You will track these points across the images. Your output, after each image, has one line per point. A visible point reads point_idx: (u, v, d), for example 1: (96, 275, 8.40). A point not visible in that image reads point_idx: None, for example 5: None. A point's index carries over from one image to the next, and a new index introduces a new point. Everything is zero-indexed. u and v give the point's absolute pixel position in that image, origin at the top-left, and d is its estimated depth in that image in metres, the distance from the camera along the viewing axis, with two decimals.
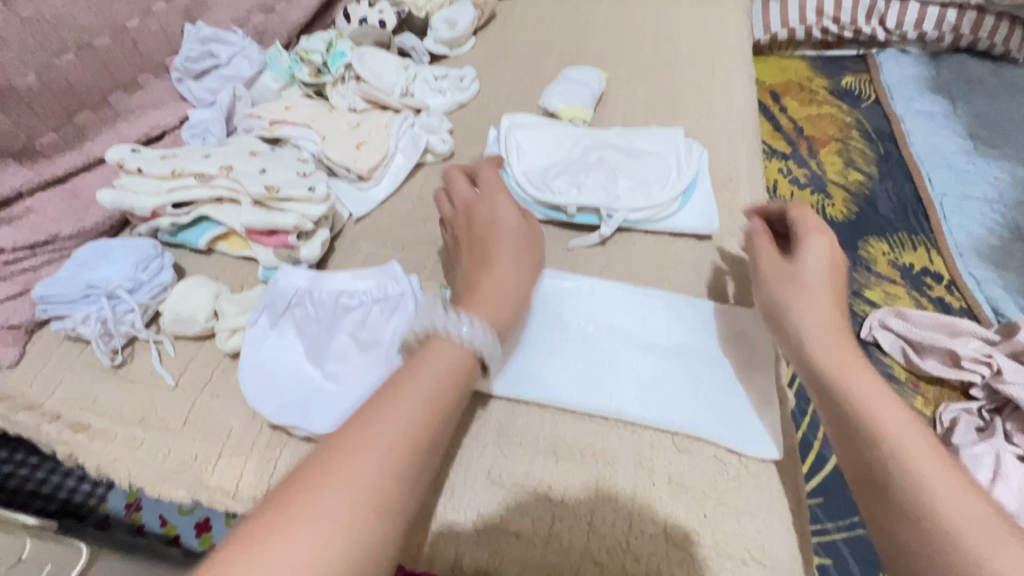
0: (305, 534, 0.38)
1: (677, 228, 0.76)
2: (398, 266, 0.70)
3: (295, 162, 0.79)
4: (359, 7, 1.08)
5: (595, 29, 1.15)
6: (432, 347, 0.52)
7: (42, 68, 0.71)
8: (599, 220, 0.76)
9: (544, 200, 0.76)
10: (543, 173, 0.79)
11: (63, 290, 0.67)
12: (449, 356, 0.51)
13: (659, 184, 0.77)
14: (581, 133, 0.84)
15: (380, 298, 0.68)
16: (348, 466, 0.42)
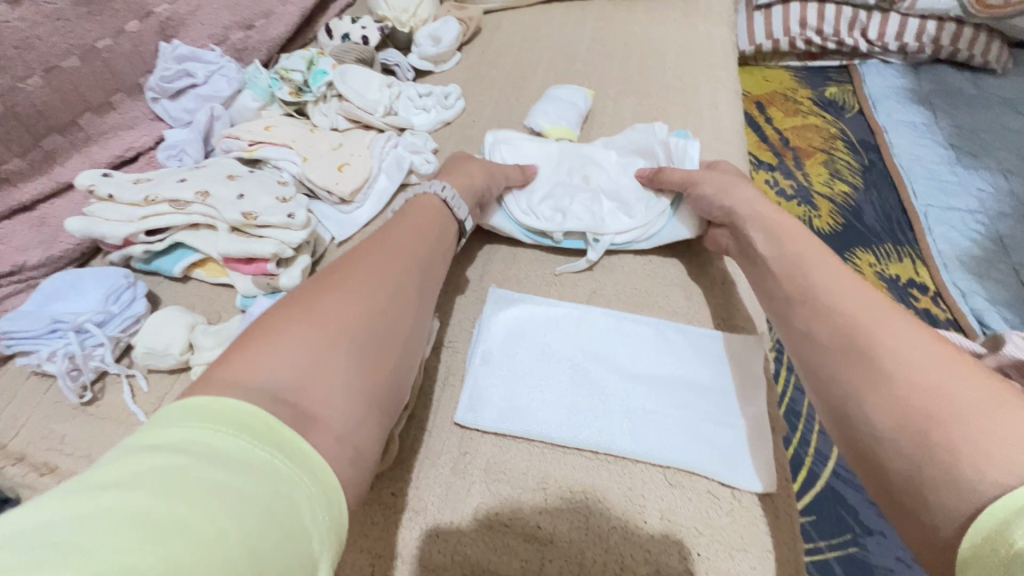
0: (324, 309, 0.46)
1: (655, 243, 0.76)
2: None
3: (274, 185, 0.77)
4: (342, 23, 1.05)
5: (581, 44, 1.14)
6: (421, 204, 0.64)
7: (6, 92, 0.68)
8: (585, 245, 0.76)
9: (531, 225, 0.76)
10: (529, 196, 0.78)
11: (27, 324, 0.64)
12: (432, 207, 0.64)
13: (643, 206, 0.77)
14: (567, 150, 0.83)
15: None
16: (353, 274, 0.51)
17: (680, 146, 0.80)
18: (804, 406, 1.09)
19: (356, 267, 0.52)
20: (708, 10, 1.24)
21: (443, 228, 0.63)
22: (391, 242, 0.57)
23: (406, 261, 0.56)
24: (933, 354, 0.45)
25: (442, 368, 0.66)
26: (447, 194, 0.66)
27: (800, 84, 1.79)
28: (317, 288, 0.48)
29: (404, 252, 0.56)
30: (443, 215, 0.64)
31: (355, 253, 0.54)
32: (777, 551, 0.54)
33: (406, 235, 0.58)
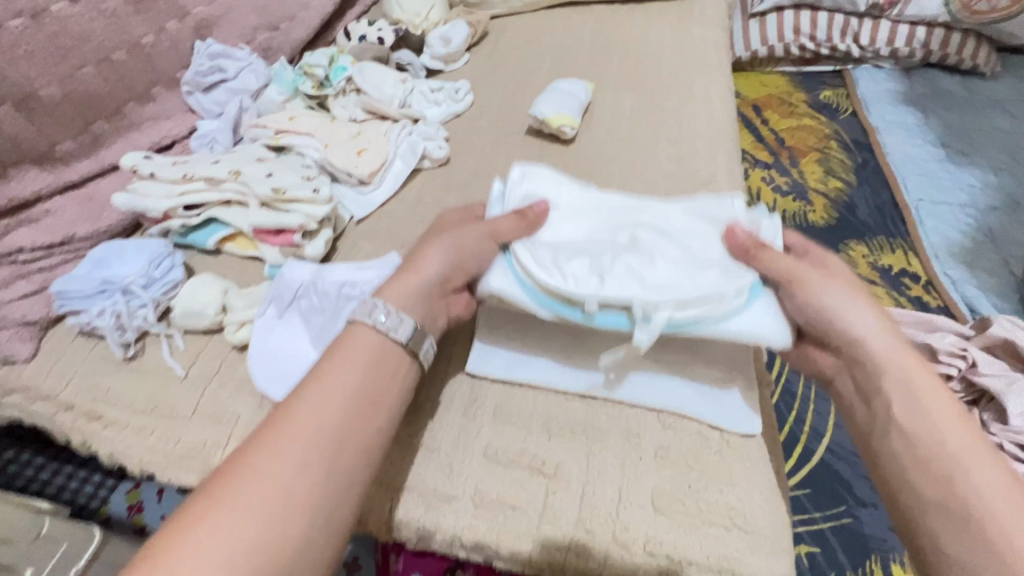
0: (223, 520, 0.43)
1: (726, 332, 0.59)
2: (400, 259, 0.72)
3: (300, 167, 0.84)
4: (360, 26, 1.13)
5: (583, 45, 1.22)
6: (353, 333, 0.55)
7: (64, 79, 0.75)
8: (631, 323, 0.59)
9: (553, 287, 0.60)
10: (557, 254, 0.63)
11: (79, 286, 0.71)
12: (366, 340, 0.54)
13: (714, 276, 0.61)
14: (615, 212, 0.70)
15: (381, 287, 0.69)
16: (264, 460, 0.46)
17: (766, 231, 0.67)
18: (799, 386, 1.12)
19: (262, 456, 0.47)
20: (702, 14, 1.32)
21: (382, 368, 0.54)
22: (308, 409, 0.49)
23: (337, 430, 0.49)
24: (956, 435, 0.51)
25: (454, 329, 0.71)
26: (380, 316, 0.55)
27: (794, 88, 1.86)
28: (218, 494, 0.45)
29: (322, 418, 0.49)
30: (381, 351, 0.54)
31: (266, 431, 0.48)
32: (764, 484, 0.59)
33: (324, 399, 0.50)
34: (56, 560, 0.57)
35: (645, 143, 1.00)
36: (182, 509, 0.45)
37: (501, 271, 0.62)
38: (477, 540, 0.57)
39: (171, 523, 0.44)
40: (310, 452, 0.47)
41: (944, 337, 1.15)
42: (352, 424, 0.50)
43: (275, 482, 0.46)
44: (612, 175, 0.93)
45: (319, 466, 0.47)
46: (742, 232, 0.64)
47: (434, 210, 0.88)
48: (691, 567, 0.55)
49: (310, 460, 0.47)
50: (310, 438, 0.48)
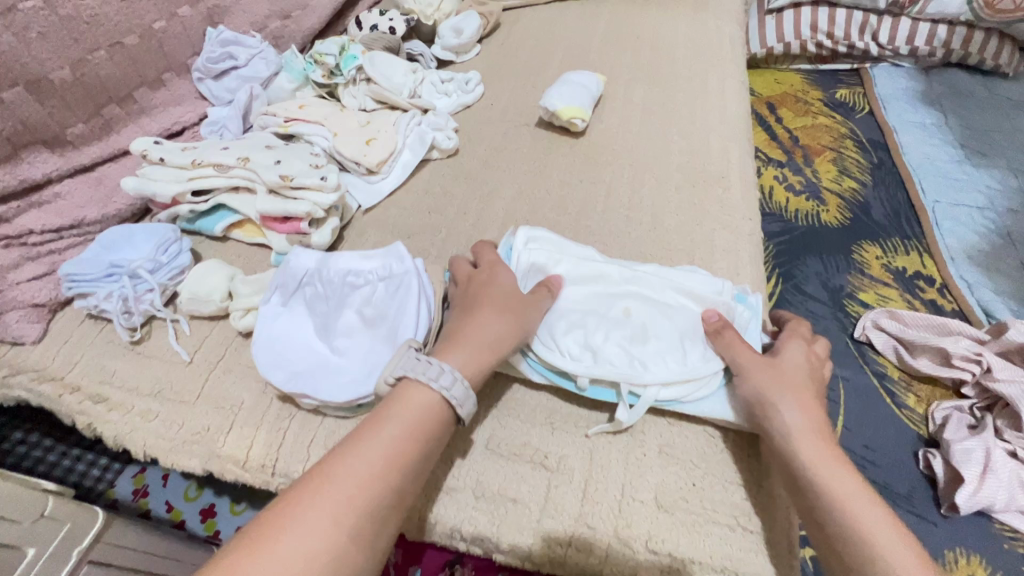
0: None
1: (700, 414, 0.61)
2: (404, 248, 0.70)
3: (308, 155, 0.84)
4: (371, 16, 1.13)
5: (596, 38, 1.20)
6: (408, 392, 0.54)
7: (75, 63, 0.74)
8: (617, 397, 0.62)
9: (550, 360, 0.63)
10: (554, 322, 0.65)
11: (87, 269, 0.71)
12: (421, 402, 0.53)
13: (698, 355, 0.63)
14: (616, 279, 0.70)
15: (385, 276, 0.69)
16: (308, 517, 0.45)
17: (743, 317, 0.68)
18: None
19: (291, 525, 0.45)
20: (719, 8, 1.29)
21: (431, 432, 0.53)
22: (346, 492, 0.47)
23: (381, 499, 0.48)
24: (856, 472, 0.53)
25: None
26: (451, 387, 0.54)
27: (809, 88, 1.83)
28: (241, 563, 0.43)
29: (357, 502, 0.47)
30: (431, 412, 0.53)
31: (305, 491, 0.47)
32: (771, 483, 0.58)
33: (370, 461, 0.49)
34: (58, 542, 0.56)
35: (656, 136, 0.98)
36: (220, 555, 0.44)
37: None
38: (478, 533, 0.56)
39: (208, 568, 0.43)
40: (354, 517, 0.46)
41: (959, 342, 1.13)
42: (397, 492, 0.49)
43: (300, 569, 0.43)
44: (622, 169, 0.92)
45: (345, 555, 0.45)
46: (714, 318, 0.65)
47: (441, 201, 0.87)
48: (694, 566, 0.54)
49: (357, 525, 0.46)
50: (340, 522, 0.46)
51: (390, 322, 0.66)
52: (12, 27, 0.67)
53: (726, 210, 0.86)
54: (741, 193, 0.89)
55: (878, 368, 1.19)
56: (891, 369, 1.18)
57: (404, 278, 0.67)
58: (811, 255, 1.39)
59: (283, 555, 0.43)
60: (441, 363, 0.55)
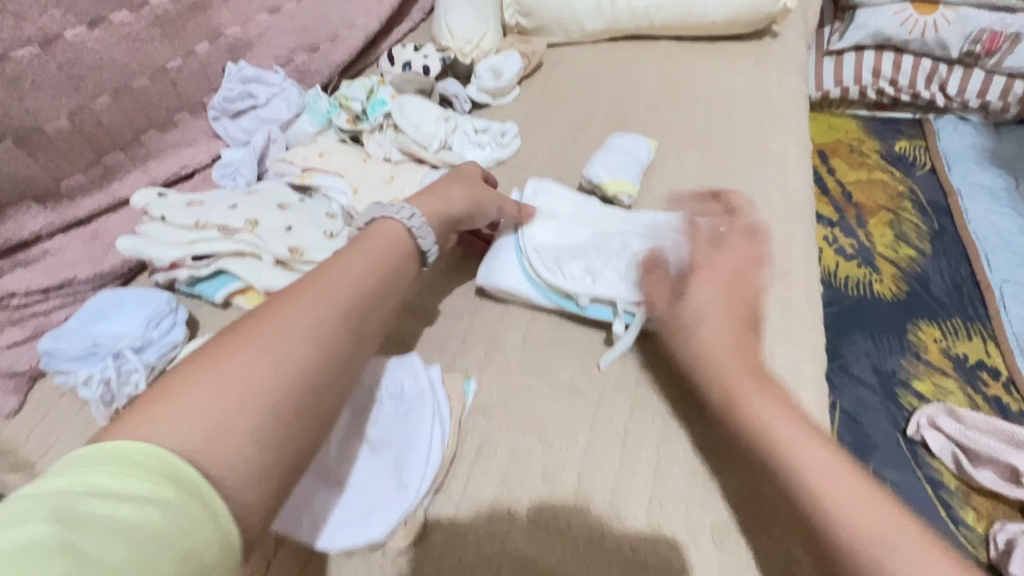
0: (246, 355, 0.42)
1: None
2: (419, 359, 0.61)
3: (323, 219, 0.77)
4: (404, 51, 1.05)
5: (645, 86, 1.10)
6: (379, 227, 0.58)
7: (75, 111, 0.66)
8: (614, 315, 0.67)
9: (553, 284, 0.68)
10: (557, 254, 0.71)
11: (68, 345, 0.64)
12: (392, 231, 0.58)
13: None
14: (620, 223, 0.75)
15: (394, 396, 0.59)
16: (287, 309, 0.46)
17: None
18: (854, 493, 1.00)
19: (279, 316, 0.45)
20: (782, 59, 1.18)
21: (400, 257, 0.57)
22: (327, 288, 0.49)
23: (357, 299, 0.50)
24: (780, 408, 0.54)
25: (476, 437, 0.61)
26: (413, 222, 0.59)
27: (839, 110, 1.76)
28: (221, 351, 0.42)
29: (333, 298, 0.49)
30: (402, 238, 0.58)
31: (286, 295, 0.48)
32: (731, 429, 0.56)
33: (347, 267, 0.52)
34: None
35: None
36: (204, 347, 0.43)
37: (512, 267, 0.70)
38: None
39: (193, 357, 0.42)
40: (335, 315, 0.48)
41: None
42: (371, 291, 0.52)
43: (289, 341, 0.44)
44: None
45: (332, 335, 0.46)
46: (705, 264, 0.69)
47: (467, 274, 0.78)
48: None
49: (337, 316, 0.48)
50: (329, 309, 0.48)
51: (401, 445, 0.56)
52: (2, 78, 0.60)
53: (787, 313, 0.74)
54: (806, 290, 0.78)
55: (932, 473, 1.07)
56: (948, 477, 1.07)
57: (417, 402, 0.58)
58: (860, 331, 1.27)
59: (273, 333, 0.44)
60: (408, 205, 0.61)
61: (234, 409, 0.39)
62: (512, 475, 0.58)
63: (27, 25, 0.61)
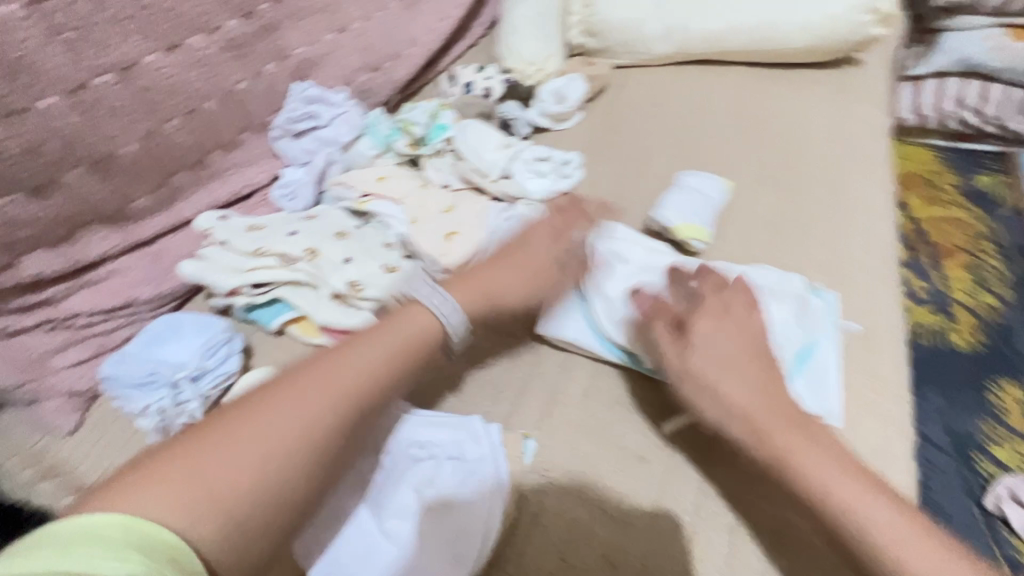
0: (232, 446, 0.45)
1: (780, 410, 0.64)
2: (479, 420, 0.60)
3: (380, 249, 0.75)
4: (466, 71, 1.03)
5: (716, 115, 1.04)
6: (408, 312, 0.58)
7: (146, 135, 0.66)
8: None
9: (619, 341, 0.65)
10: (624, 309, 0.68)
11: (127, 371, 0.63)
12: (417, 319, 0.58)
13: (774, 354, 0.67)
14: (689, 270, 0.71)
15: (454, 455, 0.57)
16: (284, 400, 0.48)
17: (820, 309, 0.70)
18: None
19: (275, 407, 0.48)
20: (866, 90, 1.10)
21: (416, 347, 0.56)
22: (330, 382, 0.50)
23: (356, 393, 0.51)
24: (826, 461, 0.54)
25: (534, 501, 0.57)
26: (447, 312, 0.59)
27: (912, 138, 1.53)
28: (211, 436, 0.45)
29: (332, 393, 0.50)
30: (427, 329, 0.58)
31: (290, 379, 0.50)
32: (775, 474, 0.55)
33: (357, 359, 0.53)
34: None
35: (785, 263, 0.82)
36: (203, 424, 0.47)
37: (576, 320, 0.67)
38: None
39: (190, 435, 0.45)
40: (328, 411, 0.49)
41: None
42: (375, 385, 0.52)
43: (276, 437, 0.46)
44: None
45: (320, 433, 0.48)
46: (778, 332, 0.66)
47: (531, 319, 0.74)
48: None
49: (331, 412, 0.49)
50: (324, 405, 0.49)
51: (457, 512, 0.53)
52: (80, 105, 0.59)
53: (873, 383, 0.68)
54: (894, 356, 0.71)
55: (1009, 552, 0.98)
56: None
57: (477, 465, 0.56)
58: (933, 388, 1.17)
59: (264, 426, 0.46)
60: (442, 290, 0.60)
61: (208, 499, 0.42)
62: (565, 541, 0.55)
63: (109, 53, 0.60)
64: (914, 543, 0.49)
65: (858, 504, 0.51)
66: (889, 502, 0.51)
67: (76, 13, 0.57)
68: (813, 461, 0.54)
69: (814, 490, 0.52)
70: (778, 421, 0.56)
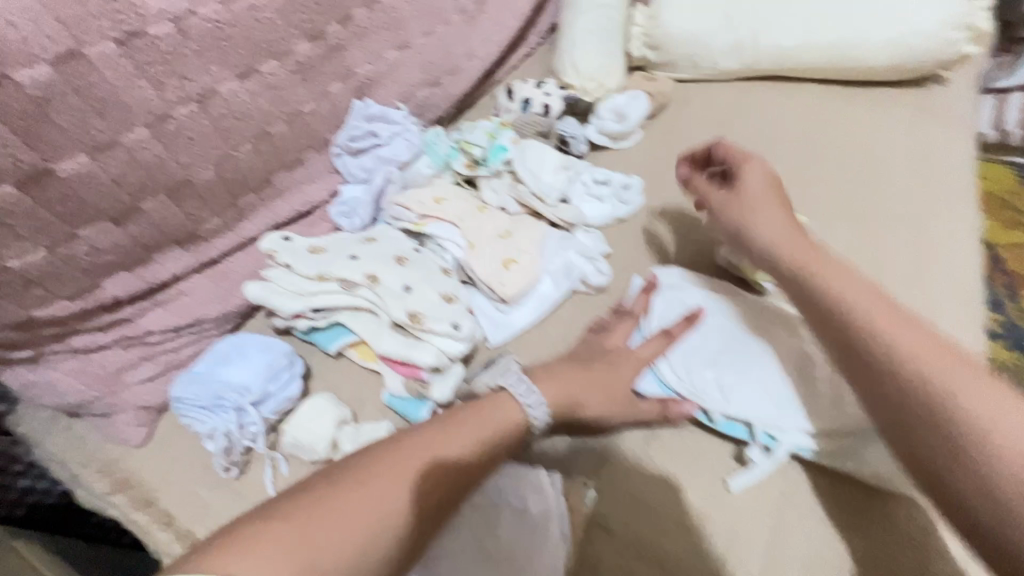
0: (333, 517, 0.42)
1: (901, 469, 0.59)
2: (544, 474, 0.59)
3: (439, 276, 0.74)
4: (525, 86, 1.00)
5: (785, 138, 0.99)
6: (501, 399, 0.59)
7: (220, 161, 0.66)
8: (749, 436, 0.63)
9: (686, 394, 0.65)
10: (693, 359, 0.66)
11: (195, 393, 0.66)
12: (509, 411, 0.58)
13: None
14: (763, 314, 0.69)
15: (517, 510, 0.58)
16: (382, 474, 0.47)
17: None
18: None
19: (376, 481, 0.46)
20: (951, 113, 1.02)
21: (505, 440, 0.56)
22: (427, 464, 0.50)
23: (448, 482, 0.50)
24: (907, 330, 0.49)
25: (589, 549, 0.59)
26: (530, 401, 0.59)
27: (993, 154, 1.32)
28: (318, 501, 0.43)
29: (428, 477, 0.49)
30: (517, 421, 0.58)
31: (388, 451, 0.49)
32: (846, 344, 0.52)
33: (451, 443, 0.52)
34: None
35: None
36: (296, 493, 0.45)
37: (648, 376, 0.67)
38: None
39: (282, 503, 0.43)
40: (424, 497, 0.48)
41: None
42: (466, 477, 0.52)
43: (376, 517, 0.44)
44: None
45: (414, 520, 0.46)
46: None
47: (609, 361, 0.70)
48: None
49: (426, 498, 0.48)
50: (420, 490, 0.48)
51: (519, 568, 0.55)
52: (162, 136, 0.60)
53: None
54: None
55: None
56: None
57: (540, 523, 0.57)
58: None
59: (366, 501, 0.44)
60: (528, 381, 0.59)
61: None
62: (646, 540, 0.58)
63: (189, 83, 0.59)
64: (976, 388, 0.44)
65: (913, 349, 0.48)
66: (1002, 388, 0.44)
67: (163, 47, 0.56)
68: (865, 309, 0.52)
69: (891, 353, 0.49)
70: (862, 300, 0.53)
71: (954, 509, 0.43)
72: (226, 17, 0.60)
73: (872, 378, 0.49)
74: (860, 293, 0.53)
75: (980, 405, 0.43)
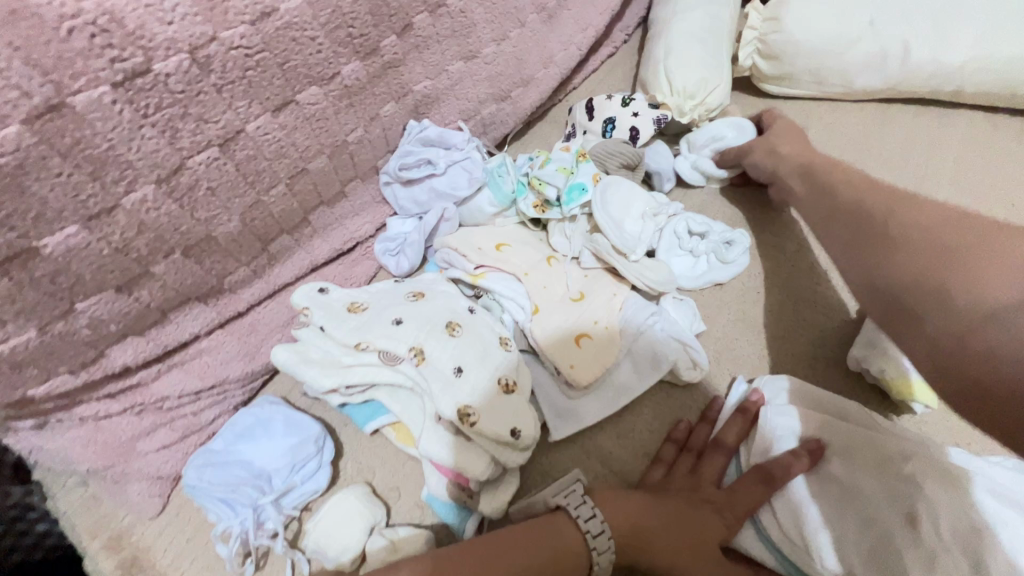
0: None
1: None
2: None
3: (495, 351, 0.61)
4: (610, 103, 0.83)
5: (932, 183, 0.80)
6: (554, 521, 0.51)
7: (246, 211, 0.56)
8: None
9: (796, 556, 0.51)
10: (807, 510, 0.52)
11: (211, 481, 0.57)
12: (565, 539, 0.50)
13: None
14: (917, 462, 0.51)
15: None
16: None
17: None
18: None
19: None
20: None
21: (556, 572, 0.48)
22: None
23: None
24: (890, 198, 0.53)
25: None
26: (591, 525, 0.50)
27: None
28: None
29: None
30: (572, 551, 0.50)
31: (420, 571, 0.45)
32: (834, 217, 0.56)
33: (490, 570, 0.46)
34: None
35: None
36: None
37: (749, 528, 0.54)
38: None
39: None
40: None
41: None
42: None
43: None
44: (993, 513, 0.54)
45: None
46: None
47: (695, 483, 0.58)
48: None
49: None
50: None
51: None
52: (175, 192, 0.49)
53: None
54: None
55: None
56: None
57: None
58: None
59: None
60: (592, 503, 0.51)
61: None
62: None
63: (209, 127, 0.48)
64: (927, 212, 0.48)
65: (876, 202, 0.53)
66: (977, 219, 0.45)
67: (173, 85, 0.44)
68: (834, 184, 0.60)
69: (870, 212, 0.52)
70: (872, 191, 0.56)
71: (900, 319, 0.45)
72: (256, 41, 0.47)
73: (852, 238, 0.52)
74: (857, 181, 0.59)
75: (927, 220, 0.47)
